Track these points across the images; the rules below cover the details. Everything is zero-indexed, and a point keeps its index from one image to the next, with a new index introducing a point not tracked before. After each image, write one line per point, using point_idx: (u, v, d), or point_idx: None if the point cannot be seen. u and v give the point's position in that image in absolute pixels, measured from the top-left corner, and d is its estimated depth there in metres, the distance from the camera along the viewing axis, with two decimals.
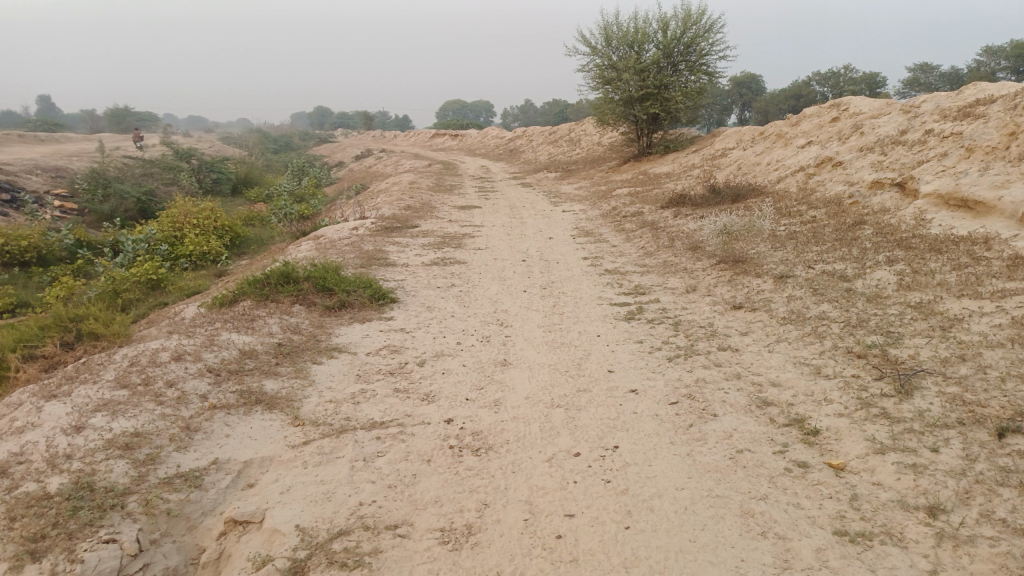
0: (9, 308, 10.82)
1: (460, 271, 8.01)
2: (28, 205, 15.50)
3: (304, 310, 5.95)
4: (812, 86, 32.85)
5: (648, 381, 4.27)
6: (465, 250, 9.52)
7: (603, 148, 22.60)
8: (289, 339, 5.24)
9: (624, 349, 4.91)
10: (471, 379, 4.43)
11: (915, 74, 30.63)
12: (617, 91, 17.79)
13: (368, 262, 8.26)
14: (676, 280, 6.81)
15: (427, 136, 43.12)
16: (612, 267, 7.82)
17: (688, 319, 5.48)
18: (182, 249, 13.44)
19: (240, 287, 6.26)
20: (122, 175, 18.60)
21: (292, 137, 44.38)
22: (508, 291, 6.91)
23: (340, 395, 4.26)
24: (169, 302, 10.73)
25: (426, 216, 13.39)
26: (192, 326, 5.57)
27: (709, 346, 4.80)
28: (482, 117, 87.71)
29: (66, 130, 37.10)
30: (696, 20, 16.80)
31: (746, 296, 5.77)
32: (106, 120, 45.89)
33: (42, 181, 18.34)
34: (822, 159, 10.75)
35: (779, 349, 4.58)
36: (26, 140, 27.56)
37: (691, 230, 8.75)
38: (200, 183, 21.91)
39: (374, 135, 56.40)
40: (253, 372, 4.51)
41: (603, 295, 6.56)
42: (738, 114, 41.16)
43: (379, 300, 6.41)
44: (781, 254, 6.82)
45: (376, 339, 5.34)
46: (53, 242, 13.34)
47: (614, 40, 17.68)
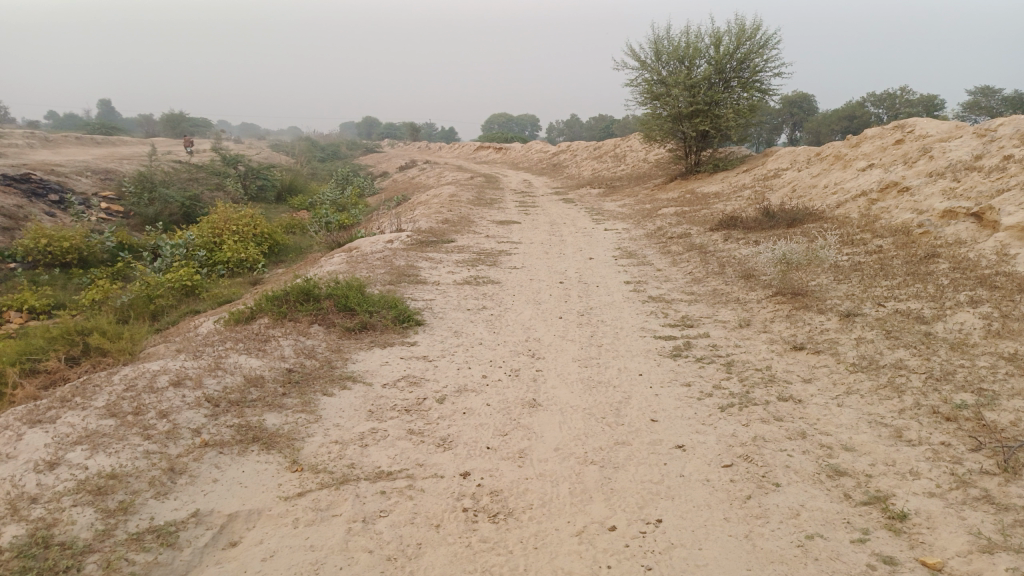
0: (45, 310, 10.69)
1: (494, 292, 7.54)
2: (74, 206, 15.56)
3: (322, 332, 5.53)
4: (867, 107, 31.74)
5: (698, 435, 3.72)
6: (501, 269, 9.06)
7: (649, 165, 22.03)
8: (301, 364, 4.82)
9: (669, 394, 4.36)
10: (494, 423, 3.94)
11: (975, 98, 29.32)
12: (665, 107, 17.24)
13: (398, 279, 7.86)
14: (727, 312, 6.23)
15: (472, 149, 43.07)
16: (657, 294, 7.27)
17: (742, 360, 4.91)
18: (219, 255, 13.27)
19: (258, 304, 5.88)
20: (168, 179, 18.68)
21: (339, 146, 44.76)
22: (543, 317, 6.41)
23: (347, 434, 3.80)
24: (201, 309, 10.49)
25: (464, 230, 13.00)
26: (202, 345, 5.19)
27: (767, 395, 4.23)
28: (527, 131, 87.57)
29: (123, 134, 37.94)
30: (750, 35, 16.18)
31: (807, 335, 5.17)
32: (161, 125, 46.96)
33: (91, 183, 18.51)
34: (886, 185, 10.02)
35: (849, 404, 3.98)
36: (82, 142, 28.16)
37: (744, 257, 8.14)
38: (245, 189, 21.95)
39: (420, 147, 56.68)
40: (255, 403, 4.08)
41: (647, 326, 6.01)
42: (788, 133, 40.11)
43: (403, 322, 5.96)
44: (846, 288, 6.18)
45: (396, 368, 4.89)
46: (94, 245, 13.29)
47: (664, 54, 17.16)
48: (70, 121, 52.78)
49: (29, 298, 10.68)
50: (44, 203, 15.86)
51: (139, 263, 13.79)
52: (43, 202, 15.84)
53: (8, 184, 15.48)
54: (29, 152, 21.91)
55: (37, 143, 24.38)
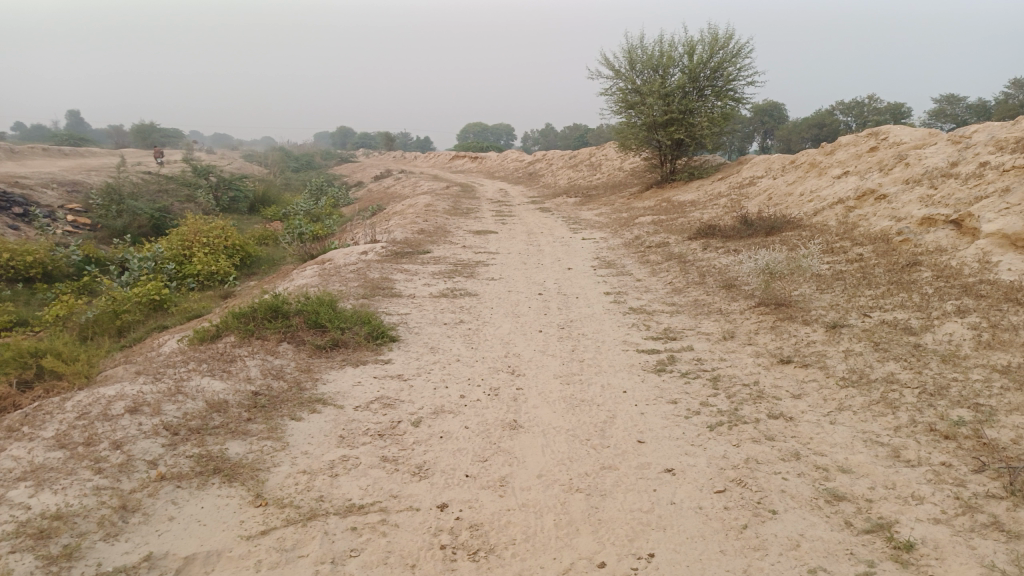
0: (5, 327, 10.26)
1: (471, 305, 7.33)
2: (38, 219, 15.09)
3: (290, 351, 5.28)
4: (836, 115, 32.09)
5: (687, 458, 3.54)
6: (478, 280, 8.86)
7: (625, 173, 22.00)
8: (268, 386, 4.57)
9: (655, 412, 4.19)
10: (473, 447, 3.72)
11: (941, 105, 29.77)
12: (640, 115, 17.19)
13: (372, 292, 7.62)
14: (710, 324, 6.09)
15: (446, 159, 42.86)
16: (638, 305, 7.11)
17: (729, 375, 4.75)
18: (189, 268, 12.90)
19: (223, 322, 5.61)
20: (137, 191, 18.24)
21: (312, 156, 44.32)
22: (521, 331, 6.21)
23: (316, 463, 3.56)
24: (169, 325, 10.14)
25: (440, 240, 12.78)
26: (162, 367, 4.92)
27: (756, 412, 4.06)
28: (502, 139, 87.59)
29: (91, 145, 37.21)
30: (724, 43, 16.19)
31: (794, 348, 5.03)
32: (131, 135, 46.19)
33: (56, 195, 18.00)
34: (863, 192, 9.99)
35: (842, 422, 3.83)
36: (50, 153, 27.51)
37: (725, 266, 8.02)
38: (216, 201, 21.53)
39: (394, 156, 56.39)
40: (218, 431, 3.83)
41: (629, 339, 5.84)
42: (760, 141, 40.46)
43: (377, 338, 5.73)
44: (830, 297, 6.06)
45: (369, 388, 4.66)
46: (59, 258, 12.86)
47: (639, 63, 17.12)
48: (37, 132, 51.72)
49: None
50: (7, 216, 15.36)
51: (106, 277, 13.36)
52: (6, 215, 15.34)
53: None
54: None
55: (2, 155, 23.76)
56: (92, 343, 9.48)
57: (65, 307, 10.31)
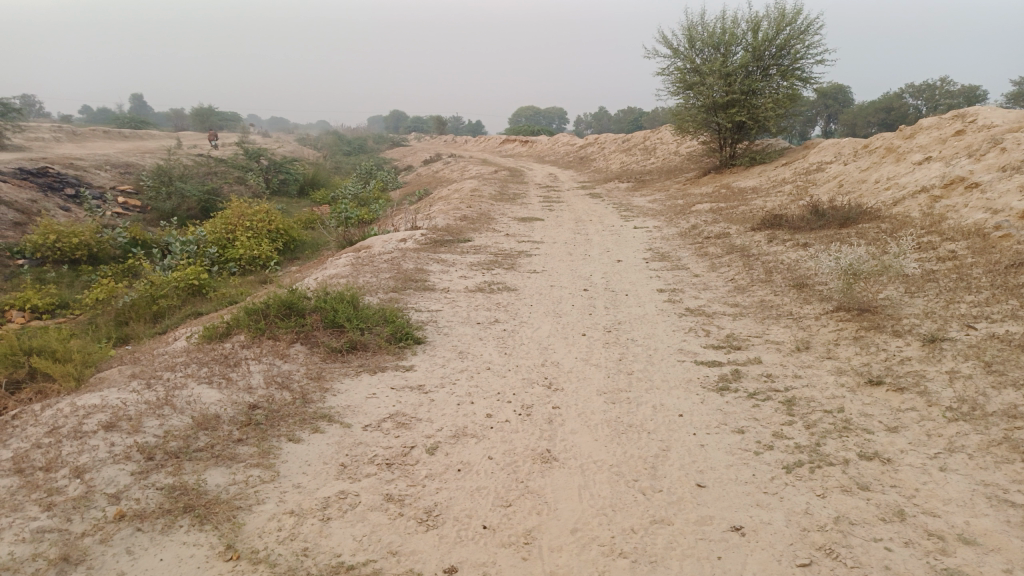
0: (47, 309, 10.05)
1: (510, 301, 6.69)
2: (89, 200, 14.99)
3: (302, 354, 4.72)
4: (905, 98, 30.27)
5: (761, 513, 2.85)
6: (519, 273, 8.22)
7: (680, 158, 21.00)
8: (270, 397, 4.01)
9: (718, 444, 3.49)
10: (495, 486, 3.10)
11: (1020, 88, 27.71)
12: (698, 97, 16.23)
13: (404, 286, 7.07)
14: (780, 331, 5.32)
15: (497, 142, 42.27)
16: (695, 305, 6.35)
17: (807, 400, 3.99)
18: (232, 252, 12.58)
19: (233, 319, 5.08)
20: (187, 172, 18.09)
21: (365, 140, 44.26)
22: (563, 334, 5.54)
23: (308, 501, 2.98)
24: (207, 310, 9.75)
25: (483, 227, 12.18)
26: (160, 371, 4.41)
27: (844, 451, 3.32)
28: (554, 124, 86.46)
29: (152, 128, 37.78)
30: (791, 20, 15.06)
31: (884, 367, 4.24)
32: (191, 118, 46.88)
33: (110, 177, 18.01)
34: (950, 181, 8.96)
35: (956, 469, 3.06)
36: (111, 135, 27.84)
37: (794, 262, 7.19)
38: (267, 183, 21.40)
39: (446, 140, 56.06)
40: (202, 455, 3.28)
41: (686, 347, 5.12)
42: (822, 125, 38.66)
43: (400, 341, 5.14)
44: (922, 303, 5.21)
45: (385, 402, 4.06)
46: (105, 240, 12.67)
47: (698, 41, 16.13)
48: (104, 116, 53.03)
49: (32, 298, 10.09)
50: (59, 197, 15.34)
51: (152, 260, 13.14)
52: (59, 196, 15.31)
53: (25, 178, 14.98)
54: (54, 145, 21.55)
55: (65, 137, 24.05)
56: (126, 330, 9.14)
57: (105, 291, 10.03)
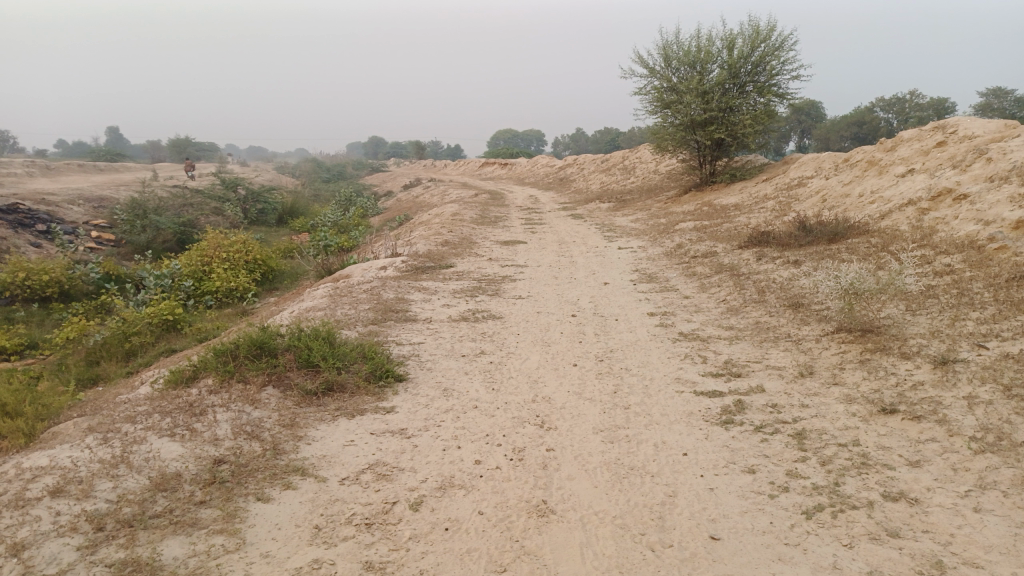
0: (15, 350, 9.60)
1: (495, 331, 6.40)
2: (60, 236, 14.54)
3: (274, 398, 4.38)
4: (876, 112, 30.56)
5: (784, 570, 2.56)
6: (504, 299, 7.93)
7: (660, 177, 20.93)
8: (238, 449, 3.67)
9: (728, 488, 3.21)
10: (488, 547, 2.79)
11: (987, 100, 28.09)
12: (677, 115, 16.15)
13: (384, 317, 6.76)
14: (781, 355, 5.06)
15: (477, 166, 42.19)
16: (689, 329, 6.09)
17: (819, 433, 3.71)
18: (208, 285, 12.19)
19: (200, 362, 4.73)
20: (162, 204, 17.69)
21: (345, 167, 44.02)
22: (553, 365, 5.25)
23: (279, 573, 2.65)
24: (182, 347, 9.34)
25: (464, 252, 11.90)
26: (120, 423, 4.05)
27: (866, 492, 3.05)
28: (532, 146, 86.83)
29: (128, 160, 37.27)
30: (765, 36, 15.05)
31: (897, 393, 3.99)
32: (168, 150, 46.38)
33: (82, 211, 17.55)
34: (937, 192, 8.83)
35: (990, 509, 2.80)
36: (86, 168, 27.35)
37: (786, 281, 6.97)
38: (245, 213, 21.04)
39: (425, 164, 55.96)
40: (160, 522, 2.93)
41: (683, 375, 4.85)
42: (797, 141, 39.01)
43: (379, 379, 4.82)
44: (927, 322, 4.98)
45: (364, 450, 3.73)
46: (77, 276, 12.23)
47: (674, 60, 16.08)
48: (79, 149, 52.41)
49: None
50: (30, 234, 14.88)
51: (126, 296, 12.70)
52: (30, 233, 14.84)
53: None
54: (27, 181, 21.05)
55: (37, 172, 23.55)
56: (97, 371, 8.72)
57: (76, 329, 9.61)
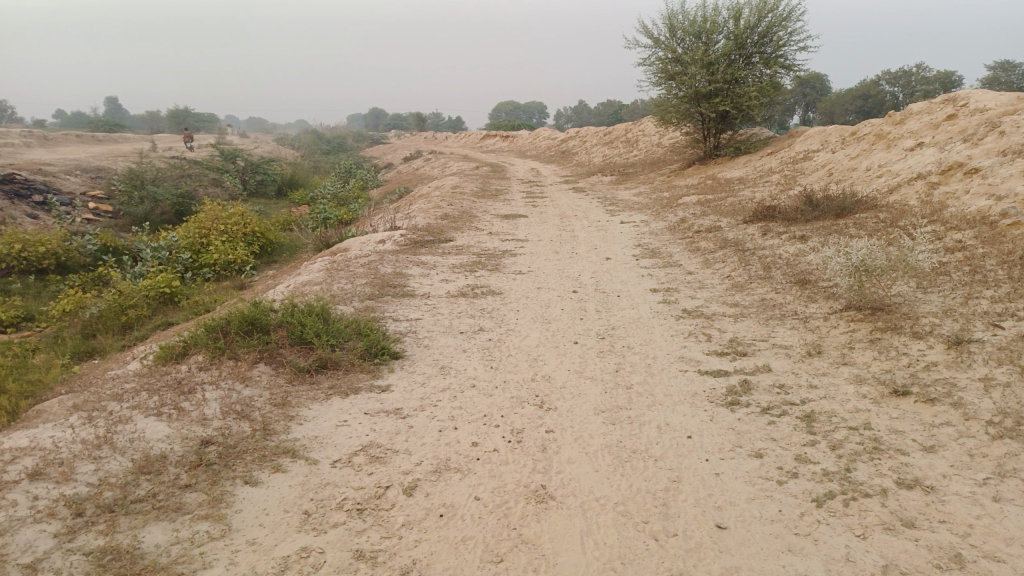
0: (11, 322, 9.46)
1: (494, 307, 6.25)
2: (57, 207, 14.35)
3: (265, 375, 4.24)
4: (882, 85, 30.11)
5: (794, 562, 2.44)
6: (504, 274, 7.78)
7: (664, 150, 20.65)
8: (226, 430, 3.54)
9: (735, 473, 3.08)
10: (484, 536, 2.67)
11: (996, 73, 27.64)
12: (682, 86, 15.85)
13: (381, 292, 6.61)
14: (788, 334, 4.91)
15: (478, 138, 41.78)
16: (693, 306, 5.94)
17: (829, 416, 3.58)
18: (206, 257, 12.02)
19: (190, 337, 4.59)
20: (159, 175, 17.46)
21: (345, 139, 43.61)
22: (553, 343, 5.11)
23: (264, 563, 2.53)
24: (179, 320, 9.18)
25: (464, 226, 11.72)
26: (106, 401, 3.92)
27: (880, 480, 2.92)
28: (534, 119, 86.03)
29: (127, 131, 36.88)
30: (773, 6, 14.69)
31: (909, 375, 3.85)
32: (167, 120, 45.91)
33: (79, 182, 17.34)
34: (948, 166, 8.62)
35: (1011, 499, 2.67)
36: (83, 139, 27.02)
37: (793, 257, 6.81)
38: (243, 185, 20.80)
39: (426, 136, 55.44)
40: (142, 508, 2.81)
41: (688, 354, 4.70)
42: (801, 114, 38.55)
43: (375, 357, 4.68)
44: (939, 300, 4.82)
45: (357, 431, 3.61)
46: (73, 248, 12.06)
47: (680, 30, 15.73)
48: (77, 119, 51.93)
49: None
50: (27, 204, 14.70)
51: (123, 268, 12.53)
52: (26, 204, 14.66)
53: None
54: (24, 151, 20.81)
55: (34, 142, 23.28)
56: (92, 344, 8.57)
57: (71, 301, 9.46)
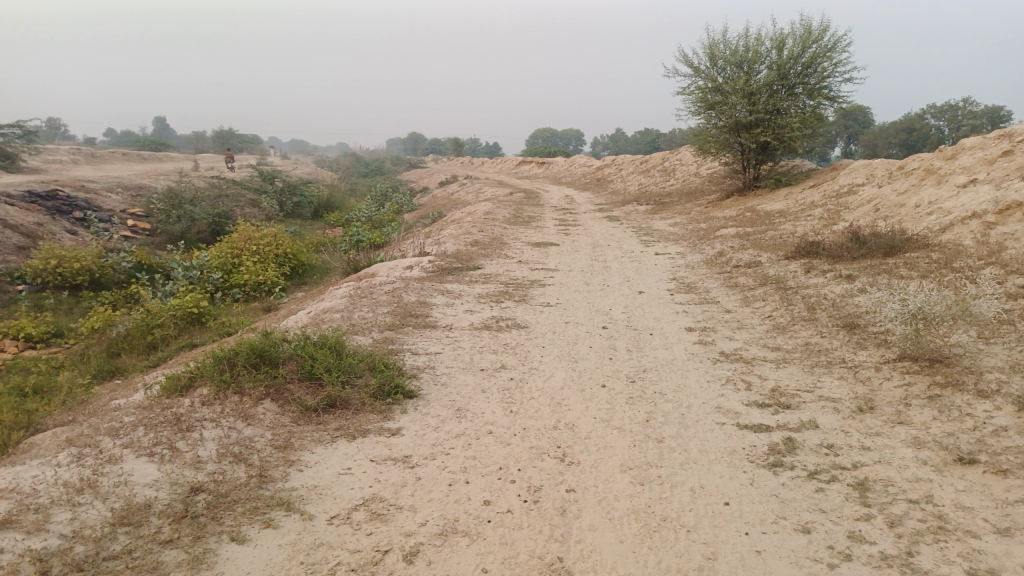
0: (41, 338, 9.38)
1: (519, 342, 5.94)
2: (96, 223, 14.45)
3: (270, 414, 3.98)
4: (926, 119, 29.38)
5: None
6: (532, 306, 7.48)
7: (701, 180, 20.27)
8: (220, 476, 3.27)
9: (779, 552, 2.71)
10: None
11: None
12: (721, 116, 15.52)
13: (403, 323, 6.35)
14: (836, 385, 4.51)
15: (514, 164, 41.81)
16: (731, 349, 5.56)
17: (886, 485, 3.18)
18: (236, 278, 11.92)
19: (196, 369, 4.35)
20: (197, 194, 17.58)
21: (384, 162, 43.98)
22: (579, 385, 4.77)
23: None
24: (204, 341, 8.96)
25: (494, 253, 11.48)
26: (100, 436, 3.69)
27: (949, 570, 2.52)
28: (571, 146, 86.20)
29: (172, 150, 37.66)
30: (817, 37, 14.32)
31: (976, 440, 3.43)
32: (212, 141, 46.83)
33: (120, 199, 17.54)
34: (1006, 205, 8.13)
35: None
36: (129, 156, 27.56)
37: (839, 299, 6.39)
38: (280, 206, 20.91)
39: (463, 161, 55.75)
40: (115, 566, 2.54)
41: (726, 405, 4.32)
42: (843, 146, 37.85)
43: (387, 396, 4.40)
44: (1006, 353, 4.39)
45: (360, 482, 3.31)
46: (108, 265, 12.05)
47: (720, 60, 15.44)
48: (127, 138, 53.31)
49: (27, 326, 9.44)
50: (67, 221, 14.83)
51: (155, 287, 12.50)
52: (67, 220, 14.80)
53: (34, 201, 14.52)
54: (71, 168, 21.21)
55: (82, 159, 23.77)
56: (117, 362, 8.40)
57: (101, 319, 9.35)
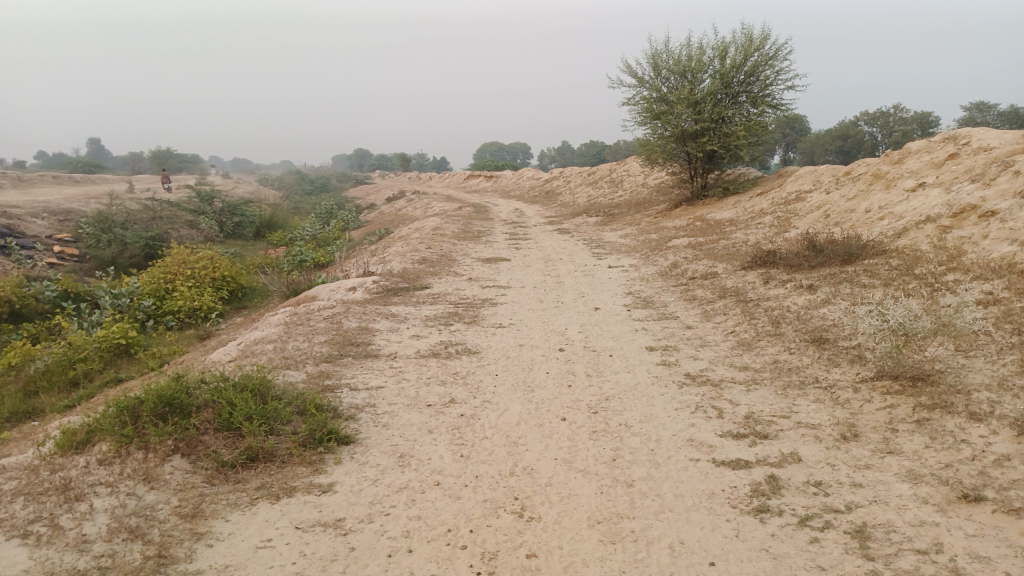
0: None
1: (470, 370, 5.46)
2: (17, 250, 13.37)
3: (180, 473, 3.42)
4: (860, 125, 29.87)
5: None
6: (483, 328, 7.01)
7: (649, 190, 20.15)
8: (109, 560, 2.70)
9: None
10: None
11: (971, 113, 27.38)
12: (667, 126, 15.36)
13: (343, 353, 5.80)
14: (815, 409, 4.15)
15: (462, 178, 41.32)
16: (697, 370, 5.18)
17: (887, 532, 2.80)
18: (170, 304, 11.09)
19: (94, 420, 3.73)
20: (129, 217, 16.59)
21: (330, 179, 42.99)
22: (536, 420, 4.31)
23: None
24: (133, 375, 8.10)
25: (442, 271, 10.97)
26: None
27: None
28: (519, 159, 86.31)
29: (107, 172, 36.02)
30: (758, 45, 14.30)
31: (978, 474, 3.09)
32: (150, 161, 45.14)
33: (46, 224, 16.43)
34: (960, 209, 8.00)
35: None
36: (60, 180, 26.16)
37: (803, 312, 6.10)
38: (219, 226, 19.97)
39: (411, 177, 55.05)
40: None
41: (699, 437, 3.91)
42: (782, 154, 38.41)
43: (319, 443, 3.87)
44: (990, 369, 4.09)
45: (282, 557, 2.79)
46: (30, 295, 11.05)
47: (664, 69, 15.30)
48: (59, 160, 51.10)
49: None
50: None
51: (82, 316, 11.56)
52: None
53: None
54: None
55: (7, 183, 22.34)
56: (35, 401, 7.52)
57: (17, 354, 8.43)
